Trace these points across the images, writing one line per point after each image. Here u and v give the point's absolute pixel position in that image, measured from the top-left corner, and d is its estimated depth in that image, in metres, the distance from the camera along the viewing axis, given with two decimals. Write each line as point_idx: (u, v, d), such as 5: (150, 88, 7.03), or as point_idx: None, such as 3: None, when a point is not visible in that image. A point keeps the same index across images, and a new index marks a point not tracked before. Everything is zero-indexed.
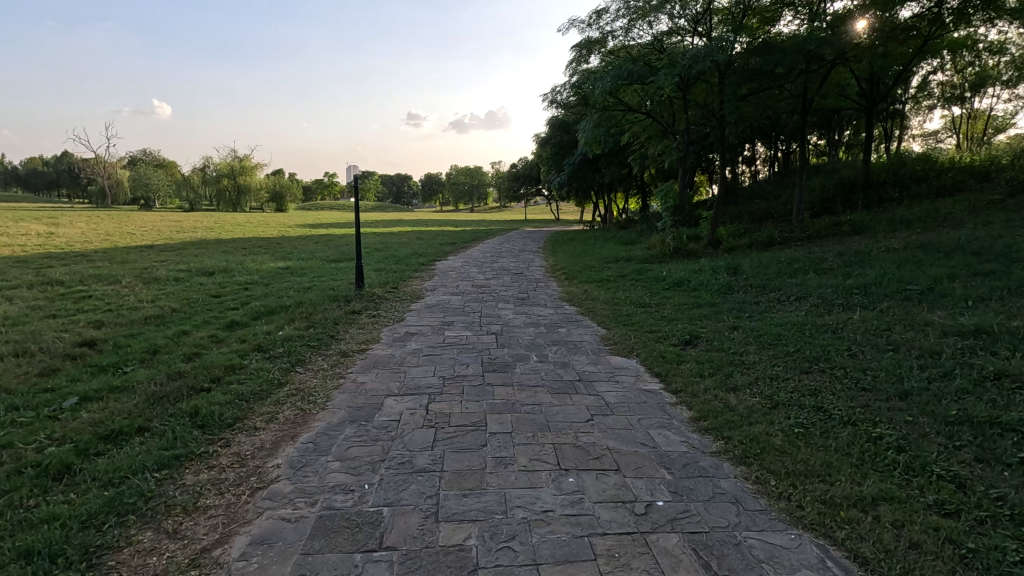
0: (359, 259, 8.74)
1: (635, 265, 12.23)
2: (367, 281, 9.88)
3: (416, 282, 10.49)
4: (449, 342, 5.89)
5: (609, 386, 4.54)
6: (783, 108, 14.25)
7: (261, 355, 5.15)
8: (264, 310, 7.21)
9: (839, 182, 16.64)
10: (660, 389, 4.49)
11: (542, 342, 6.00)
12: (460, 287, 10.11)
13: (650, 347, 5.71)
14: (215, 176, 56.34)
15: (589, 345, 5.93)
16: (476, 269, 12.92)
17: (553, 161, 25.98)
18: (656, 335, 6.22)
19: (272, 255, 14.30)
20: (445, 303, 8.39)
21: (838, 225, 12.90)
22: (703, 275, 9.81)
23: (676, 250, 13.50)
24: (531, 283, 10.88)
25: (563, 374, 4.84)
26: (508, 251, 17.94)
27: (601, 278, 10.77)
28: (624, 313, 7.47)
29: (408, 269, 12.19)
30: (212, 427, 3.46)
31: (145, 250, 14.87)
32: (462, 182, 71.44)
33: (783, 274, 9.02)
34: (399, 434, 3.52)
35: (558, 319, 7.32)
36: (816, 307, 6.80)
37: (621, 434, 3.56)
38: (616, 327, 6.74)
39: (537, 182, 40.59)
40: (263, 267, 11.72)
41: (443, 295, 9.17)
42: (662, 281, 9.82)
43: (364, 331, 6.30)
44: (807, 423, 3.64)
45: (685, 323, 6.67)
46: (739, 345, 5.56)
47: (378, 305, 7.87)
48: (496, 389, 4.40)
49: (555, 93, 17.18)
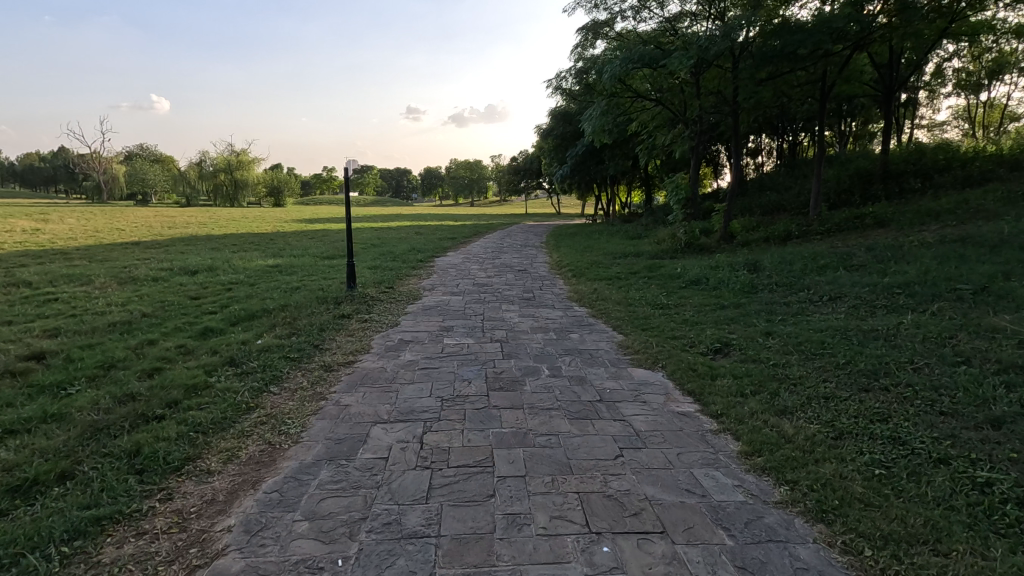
0: (350, 256, 8.07)
1: (645, 262, 11.55)
2: (361, 280, 9.22)
3: (414, 281, 9.80)
4: (448, 352, 5.23)
5: (636, 410, 3.87)
6: (799, 94, 13.52)
7: (231, 371, 4.46)
8: (244, 315, 6.53)
9: (857, 173, 15.93)
10: (696, 413, 3.82)
11: (553, 351, 5.33)
12: (461, 286, 9.44)
13: (676, 357, 5.04)
14: (212, 171, 55.59)
15: (605, 355, 5.26)
16: (476, 266, 12.23)
17: (554, 152, 25.28)
18: (680, 342, 5.55)
19: (263, 252, 13.60)
20: (444, 304, 7.72)
21: (860, 217, 12.21)
22: (721, 272, 9.13)
23: (688, 246, 12.80)
24: (536, 281, 10.19)
25: (581, 393, 4.17)
26: (510, 247, 17.24)
27: (610, 276, 10.07)
28: (640, 316, 6.79)
29: (405, 266, 11.51)
30: (153, 472, 2.79)
31: (130, 247, 14.18)
32: (462, 176, 70.65)
33: (810, 271, 8.33)
34: (386, 480, 2.85)
35: (568, 322, 6.65)
36: (856, 309, 6.12)
37: (660, 478, 2.89)
38: (633, 332, 6.07)
39: (539, 175, 39.85)
40: (251, 265, 11.04)
41: (442, 295, 8.52)
42: (677, 279, 9.14)
43: (353, 338, 5.64)
44: (888, 462, 2.97)
45: (710, 328, 5.99)
46: (778, 355, 4.89)
47: (370, 307, 7.20)
48: (503, 413, 3.73)
49: (558, 79, 16.44)
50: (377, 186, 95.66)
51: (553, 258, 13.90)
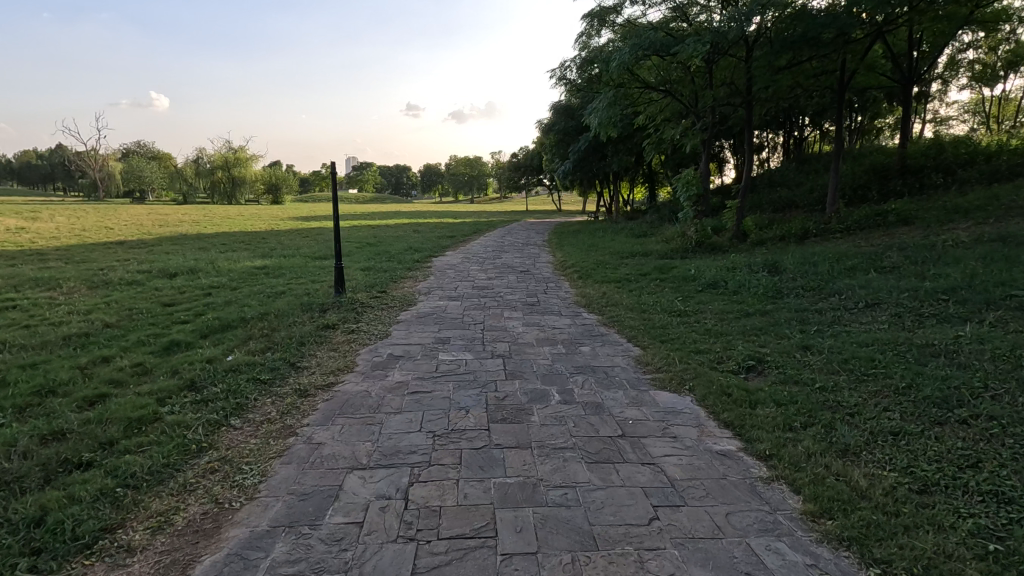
0: (339, 259, 7.40)
1: (654, 262, 10.89)
2: (352, 284, 8.57)
3: (409, 284, 9.15)
4: (443, 371, 4.58)
5: (666, 449, 3.23)
6: (816, 84, 12.83)
7: (188, 398, 3.82)
8: (218, 325, 5.87)
9: (873, 169, 15.26)
10: (739, 453, 3.18)
11: (563, 369, 4.68)
12: (459, 290, 8.78)
13: (704, 378, 4.39)
14: (209, 168, 54.90)
15: (623, 374, 4.61)
16: (476, 266, 11.56)
17: (556, 148, 24.60)
18: (706, 357, 4.91)
19: (252, 252, 12.93)
20: (440, 311, 7.08)
21: (882, 215, 11.55)
22: (740, 274, 8.47)
23: (700, 245, 12.15)
24: (540, 283, 9.52)
25: (599, 426, 3.51)
26: (512, 246, 16.58)
27: (619, 278, 9.41)
28: (657, 325, 6.13)
29: (400, 267, 10.85)
30: (54, 553, 2.15)
31: (113, 247, 13.50)
32: (462, 173, 69.87)
33: (838, 274, 7.67)
34: (358, 559, 2.21)
35: (578, 332, 6.00)
36: (901, 320, 5.46)
37: (711, 555, 2.25)
38: (651, 344, 5.43)
39: (540, 171, 39.24)
40: (236, 266, 10.38)
41: (438, 300, 7.88)
42: (692, 282, 8.48)
43: (337, 355, 4.99)
44: (1003, 533, 2.31)
45: (738, 341, 5.34)
46: (823, 375, 4.25)
47: (358, 316, 6.54)
48: (508, 456, 3.08)
49: (562, 70, 15.76)
50: (376, 183, 94.84)
51: (557, 257, 13.24)
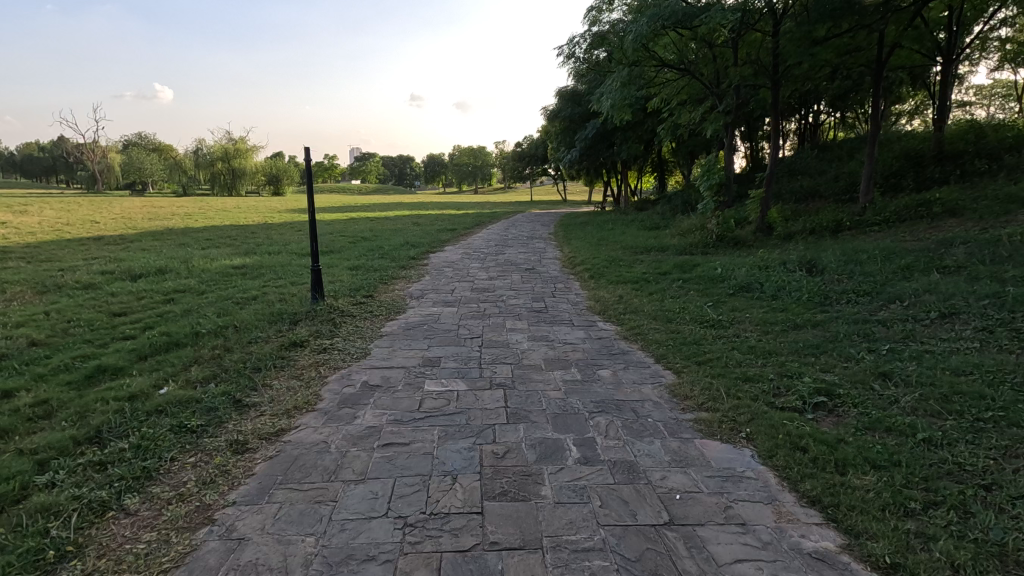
0: (315, 260, 6.40)
1: (674, 260, 9.86)
2: (335, 287, 7.59)
3: (400, 286, 8.16)
4: (429, 410, 3.62)
5: (737, 551, 2.24)
6: (851, 61, 11.67)
7: (82, 459, 2.85)
8: (162, 343, 4.90)
9: (905, 156, 14.14)
10: (844, 558, 2.19)
11: (579, 405, 3.70)
12: (457, 293, 7.80)
13: (762, 421, 3.40)
14: (209, 159, 53.88)
15: (657, 413, 3.62)
16: (476, 264, 10.56)
17: (562, 136, 23.46)
18: (759, 388, 3.92)
19: (235, 249, 11.95)
20: (433, 321, 6.11)
21: (924, 205, 10.48)
22: (775, 274, 7.45)
23: (721, 240, 11.11)
24: (547, 284, 8.52)
25: (637, 508, 2.52)
26: (516, 239, 15.55)
27: (636, 278, 8.40)
28: (687, 341, 5.14)
29: (392, 266, 9.86)
30: None
31: (87, 244, 12.56)
32: (466, 164, 68.68)
33: (892, 275, 6.64)
34: None
35: (594, 350, 5.02)
36: (994, 336, 4.45)
37: None
38: (685, 367, 4.45)
39: (546, 161, 38.13)
40: (211, 266, 9.41)
41: (431, 307, 6.90)
42: (721, 284, 7.46)
43: (298, 386, 4.03)
44: None
45: (794, 364, 4.34)
46: (921, 419, 3.26)
47: (335, 328, 5.59)
48: (509, 569, 2.10)
49: (570, 46, 14.60)
50: (379, 174, 93.71)
51: (565, 253, 12.22)
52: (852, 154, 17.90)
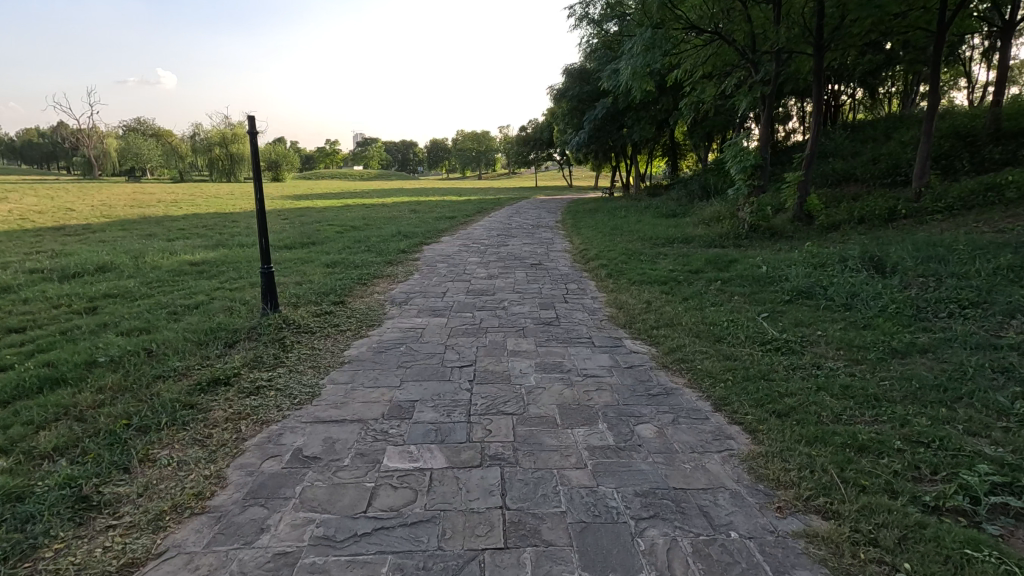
0: (264, 261, 5.04)
1: (703, 254, 8.48)
2: (300, 291, 6.26)
3: (381, 288, 6.84)
4: (382, 516, 2.29)
5: None
6: (909, 23, 10.13)
7: None
8: (36, 379, 3.57)
9: (955, 135, 12.64)
10: None
11: (618, 504, 2.37)
12: (449, 296, 6.48)
13: (927, 547, 2.05)
14: (206, 144, 52.39)
15: (743, 521, 2.28)
16: (475, 258, 9.20)
17: (569, 117, 21.92)
18: (886, 467, 2.60)
19: (204, 241, 10.61)
20: (413, 339, 4.78)
21: (992, 189, 9.06)
22: (838, 275, 6.07)
23: (755, 231, 9.71)
24: (557, 285, 7.18)
25: None
26: (519, 229, 14.18)
27: (662, 277, 7.04)
28: (753, 375, 3.80)
29: (376, 261, 8.52)
30: None
31: (42, 235, 11.22)
32: (469, 148, 67.15)
33: (992, 277, 5.29)
34: None
35: (626, 390, 3.67)
36: None
37: None
38: (761, 423, 3.13)
39: (552, 144, 36.61)
40: (166, 262, 8.09)
41: (415, 317, 5.57)
42: (771, 288, 6.09)
43: (195, 462, 2.70)
44: None
45: (926, 422, 2.98)
46: None
47: (283, 352, 4.27)
48: None
49: (582, 7, 13.04)
50: (381, 159, 92.03)
51: (576, 245, 10.85)
52: (888, 134, 16.37)
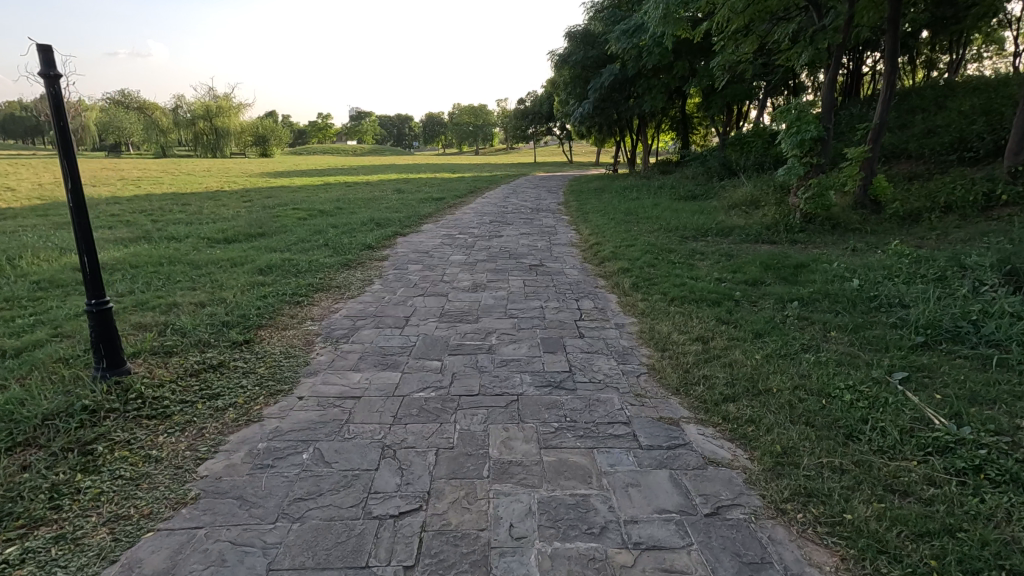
0: (94, 292, 3.03)
1: (752, 254, 6.55)
2: (195, 319, 4.32)
3: (321, 310, 4.90)
4: None
5: None
6: None
7: None
8: None
9: None
10: None
11: None
12: (414, 326, 4.53)
13: None
14: (189, 119, 49.60)
15: None
16: (458, 257, 7.23)
17: (573, 85, 19.65)
18: None
19: (126, 232, 8.61)
20: (334, 427, 2.84)
21: None
22: (982, 299, 4.13)
23: (811, 221, 7.73)
24: (566, 302, 5.23)
25: None
26: (517, 213, 12.19)
27: (711, 293, 5.10)
28: (986, 564, 1.85)
29: (326, 263, 6.50)
30: None
31: None
32: (466, 122, 64.50)
33: None
34: None
35: None
36: None
37: None
38: None
39: (552, 117, 34.39)
40: (46, 268, 6.09)
41: (355, 370, 3.64)
42: (883, 318, 4.14)
43: None
44: None
45: None
46: None
47: (82, 475, 2.36)
48: None
49: None
50: (375, 134, 88.92)
51: (585, 237, 8.86)
52: (939, 104, 14.22)
